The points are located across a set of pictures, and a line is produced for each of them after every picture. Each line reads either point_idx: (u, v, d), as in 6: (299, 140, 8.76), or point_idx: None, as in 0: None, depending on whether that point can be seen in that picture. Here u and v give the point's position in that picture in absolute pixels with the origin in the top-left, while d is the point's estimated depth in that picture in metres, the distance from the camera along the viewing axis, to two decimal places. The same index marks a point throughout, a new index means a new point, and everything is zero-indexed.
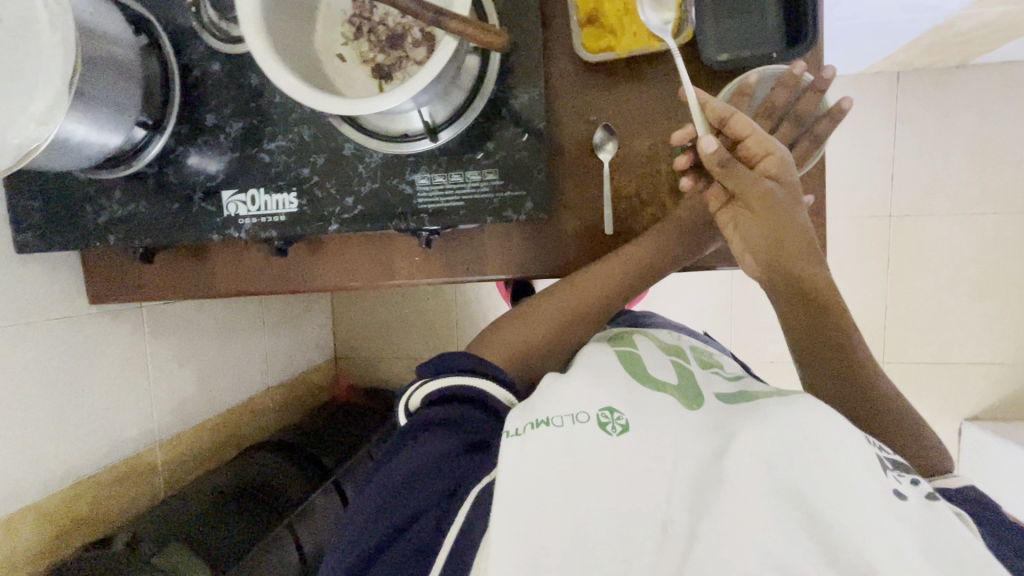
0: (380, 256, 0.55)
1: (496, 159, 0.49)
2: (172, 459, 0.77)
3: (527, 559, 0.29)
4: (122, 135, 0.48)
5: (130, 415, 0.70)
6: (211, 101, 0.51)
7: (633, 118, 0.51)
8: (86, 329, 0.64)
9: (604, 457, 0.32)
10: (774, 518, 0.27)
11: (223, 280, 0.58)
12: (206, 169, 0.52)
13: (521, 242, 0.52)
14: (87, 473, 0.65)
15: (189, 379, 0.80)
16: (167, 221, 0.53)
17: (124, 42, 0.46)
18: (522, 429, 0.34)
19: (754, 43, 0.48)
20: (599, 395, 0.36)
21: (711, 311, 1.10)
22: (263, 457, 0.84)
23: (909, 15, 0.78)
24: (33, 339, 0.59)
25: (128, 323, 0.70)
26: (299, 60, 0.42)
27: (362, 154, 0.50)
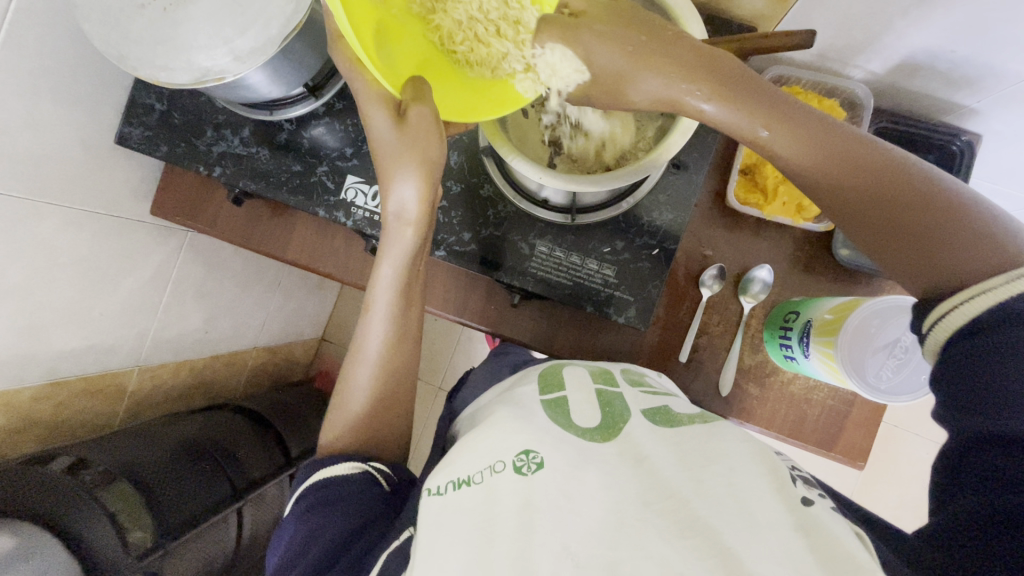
0: (412, 323, 0.61)
1: (616, 259, 0.64)
2: (152, 398, 0.96)
3: (489, 445, 0.45)
4: (279, 94, 0.62)
5: (198, 357, 1.05)
6: (307, 130, 0.69)
7: (411, 144, 0.49)
8: (195, 269, 0.96)
9: (522, 497, 0.40)
10: (657, 531, 0.36)
11: (330, 235, 0.75)
12: (324, 142, 0.69)
13: (510, 315, 0.71)
14: (166, 379, 0.98)
15: (222, 343, 1.12)
16: (307, 151, 0.69)
17: (286, 96, 0.63)
18: (444, 489, 0.44)
19: (568, 274, 0.65)
20: (517, 440, 0.44)
21: (903, 122, 0.67)
22: (238, 421, 0.99)
23: (1009, 90, 0.59)
24: (184, 268, 0.93)
25: (227, 275, 1.05)
26: (547, 377, 0.54)
27: (496, 467, 0.43)
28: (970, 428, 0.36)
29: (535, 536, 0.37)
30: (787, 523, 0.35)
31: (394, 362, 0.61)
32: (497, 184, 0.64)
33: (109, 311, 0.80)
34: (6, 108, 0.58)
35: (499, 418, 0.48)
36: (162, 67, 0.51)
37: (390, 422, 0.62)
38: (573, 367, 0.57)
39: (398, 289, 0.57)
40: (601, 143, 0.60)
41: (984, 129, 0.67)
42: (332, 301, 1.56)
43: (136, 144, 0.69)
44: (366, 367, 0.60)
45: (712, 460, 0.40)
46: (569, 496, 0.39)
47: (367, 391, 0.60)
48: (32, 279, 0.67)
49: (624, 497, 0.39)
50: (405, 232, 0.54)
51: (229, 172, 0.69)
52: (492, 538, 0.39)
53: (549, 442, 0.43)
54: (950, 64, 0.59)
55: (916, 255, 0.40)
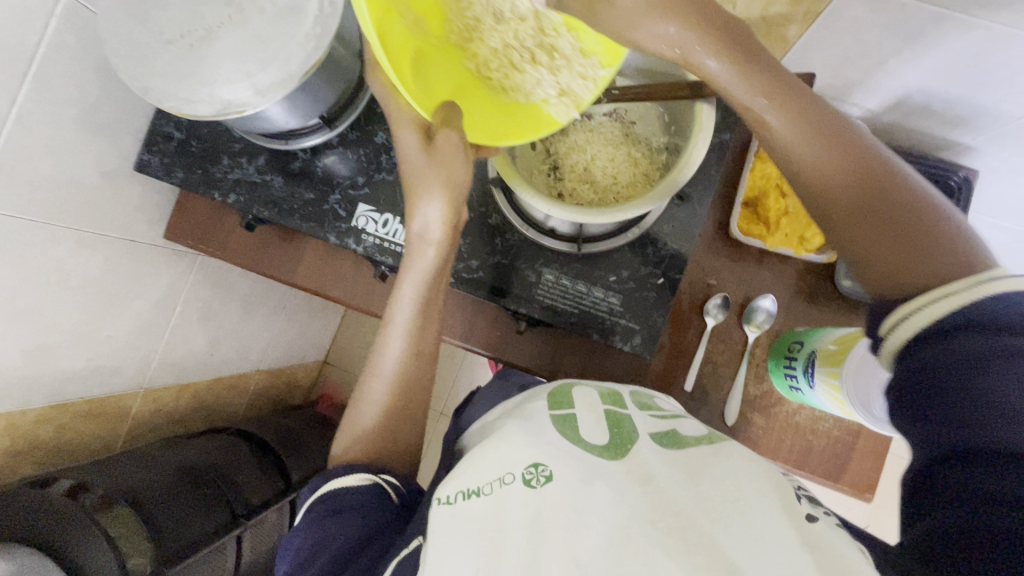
0: (431, 343, 0.62)
1: (622, 287, 0.65)
2: (154, 419, 0.96)
3: (496, 456, 0.45)
4: (296, 126, 0.65)
5: (202, 379, 1.05)
6: (321, 159, 0.71)
7: (439, 165, 0.51)
8: (204, 292, 0.97)
9: (531, 510, 0.40)
10: (661, 543, 0.36)
11: (339, 261, 0.77)
12: (337, 171, 0.71)
13: (515, 341, 0.71)
14: (169, 401, 0.98)
15: (226, 365, 1.12)
16: (319, 179, 0.70)
17: (303, 127, 0.65)
18: (454, 499, 0.44)
19: (575, 301, 0.65)
20: (527, 453, 0.44)
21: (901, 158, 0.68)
22: (238, 445, 0.98)
23: (1002, 128, 0.61)
24: (192, 291, 0.94)
25: (234, 298, 1.06)
26: (556, 392, 0.54)
27: (505, 479, 0.43)
28: (949, 439, 0.35)
29: (544, 546, 0.38)
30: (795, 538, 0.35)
31: (410, 379, 0.61)
32: (505, 214, 0.66)
33: (117, 333, 0.81)
34: (30, 135, 0.59)
35: (508, 430, 0.48)
36: (185, 99, 0.53)
37: (400, 439, 0.61)
38: (582, 386, 0.57)
39: (419, 307, 0.59)
40: (609, 175, 0.61)
41: (979, 165, 0.69)
42: (334, 324, 1.56)
43: (154, 171, 0.71)
44: (381, 382, 0.61)
45: (722, 478, 0.41)
46: (579, 509, 0.39)
47: (380, 406, 0.60)
48: (44, 301, 0.68)
49: (630, 511, 0.38)
50: (429, 251, 0.55)
51: (243, 199, 0.70)
52: (502, 547, 0.39)
53: (558, 457, 0.43)
54: (944, 103, 0.61)
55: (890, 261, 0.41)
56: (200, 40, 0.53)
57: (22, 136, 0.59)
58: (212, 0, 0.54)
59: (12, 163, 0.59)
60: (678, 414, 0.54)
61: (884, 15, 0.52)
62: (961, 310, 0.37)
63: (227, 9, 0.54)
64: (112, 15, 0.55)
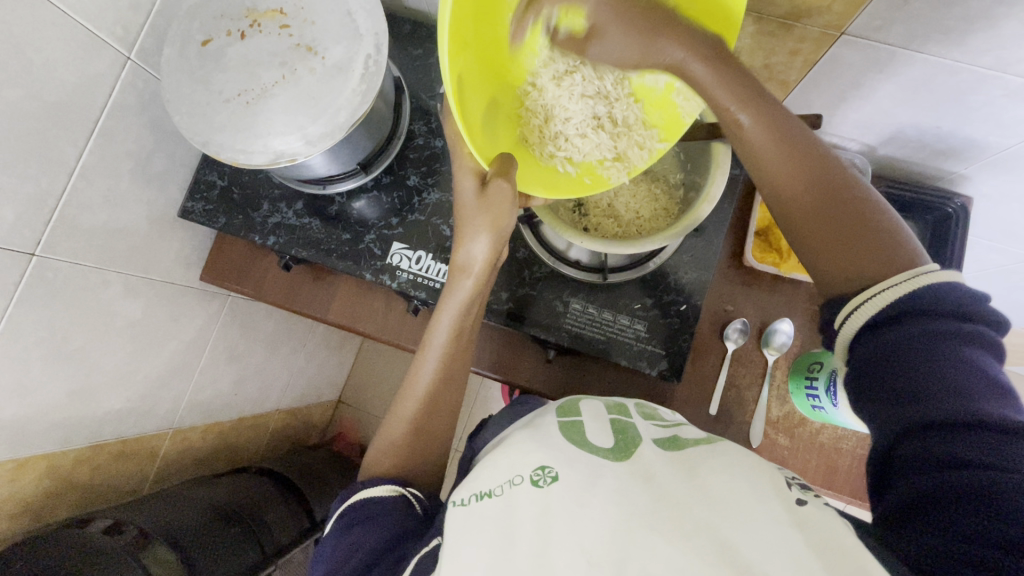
0: (461, 368, 0.65)
1: (645, 314, 0.68)
2: (181, 459, 0.97)
3: (503, 464, 0.48)
4: (334, 173, 0.69)
5: (227, 418, 1.06)
6: (357, 203, 0.75)
7: (490, 211, 0.55)
8: (232, 332, 1.00)
9: (540, 506, 0.42)
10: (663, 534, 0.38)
11: (371, 299, 0.80)
12: (370, 213, 0.75)
13: (542, 370, 0.74)
14: (196, 442, 0.99)
15: (250, 405, 1.13)
16: (355, 221, 0.75)
17: (342, 174, 0.70)
18: (469, 501, 0.47)
19: (601, 329, 0.68)
20: (535, 456, 0.47)
21: (901, 188, 0.73)
22: (261, 482, 0.99)
23: (991, 158, 0.66)
24: (222, 331, 0.97)
25: (259, 337, 1.09)
26: (563, 408, 0.56)
27: (513, 480, 0.46)
28: (900, 418, 0.38)
29: (552, 536, 0.40)
30: (783, 519, 0.37)
31: (440, 400, 0.63)
32: (531, 245, 0.70)
33: (153, 373, 0.83)
34: (91, 187, 0.64)
35: (515, 441, 0.51)
36: (241, 150, 0.58)
37: (428, 455, 0.63)
38: (589, 401, 0.59)
39: (455, 332, 0.62)
40: (631, 210, 0.66)
41: (975, 191, 0.73)
42: (349, 362, 1.58)
43: (198, 217, 0.76)
44: (413, 402, 0.63)
45: (714, 471, 0.43)
46: (583, 504, 0.41)
47: (409, 423, 0.62)
48: (91, 342, 0.71)
49: (640, 505, 0.40)
50: (469, 281, 0.59)
51: (283, 241, 0.75)
52: (512, 540, 0.41)
53: (564, 460, 0.46)
54: (935, 137, 0.66)
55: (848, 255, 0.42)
56: (256, 98, 0.59)
57: (84, 188, 0.63)
58: (267, 63, 0.59)
59: (73, 212, 0.63)
60: (680, 423, 0.56)
61: (875, 61, 0.57)
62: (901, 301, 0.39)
63: (281, 70, 0.59)
64: (174, 78, 0.60)
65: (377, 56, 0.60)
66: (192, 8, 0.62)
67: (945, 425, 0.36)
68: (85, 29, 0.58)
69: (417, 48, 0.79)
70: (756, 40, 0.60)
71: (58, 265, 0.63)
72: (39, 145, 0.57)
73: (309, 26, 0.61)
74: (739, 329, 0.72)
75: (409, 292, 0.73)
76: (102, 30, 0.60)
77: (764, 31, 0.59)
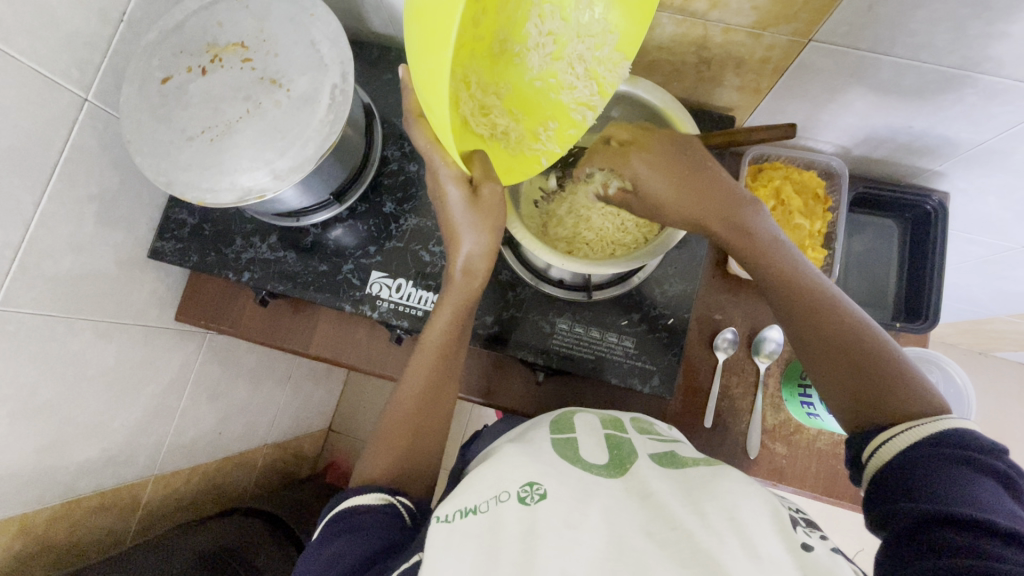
0: (457, 370, 0.65)
1: (634, 331, 0.67)
2: (165, 506, 0.93)
3: (492, 478, 0.46)
4: (307, 204, 0.68)
5: (212, 458, 1.03)
6: (333, 232, 0.74)
7: (489, 212, 0.56)
8: (213, 370, 0.97)
9: (526, 525, 0.40)
10: (660, 562, 0.35)
11: (352, 329, 0.78)
12: (347, 242, 0.73)
13: (532, 392, 0.72)
14: (180, 486, 0.95)
15: (236, 443, 1.10)
16: (332, 252, 0.73)
17: (314, 206, 0.68)
18: (452, 516, 0.44)
19: (590, 348, 0.67)
20: (523, 472, 0.45)
21: (878, 187, 0.73)
22: (251, 523, 0.96)
23: (965, 154, 0.66)
24: (202, 370, 0.94)
25: (241, 372, 1.06)
26: (557, 421, 0.55)
27: (500, 497, 0.43)
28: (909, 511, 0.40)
29: (537, 556, 0.37)
30: (787, 561, 0.35)
31: (437, 403, 0.62)
32: (514, 268, 0.69)
33: (130, 420, 0.80)
34: (52, 234, 0.61)
35: (506, 454, 0.49)
36: (207, 189, 0.56)
37: (421, 463, 0.60)
38: (584, 414, 0.57)
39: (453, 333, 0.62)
40: (612, 223, 0.65)
41: (951, 187, 0.74)
42: (338, 389, 1.55)
43: (169, 256, 0.73)
44: (407, 405, 0.61)
45: (709, 495, 0.41)
46: (573, 526, 0.39)
47: (404, 427, 0.60)
48: (62, 395, 0.67)
49: (635, 534, 0.38)
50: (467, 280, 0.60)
51: (258, 276, 0.72)
52: (494, 561, 0.38)
53: (556, 477, 0.44)
54: (909, 136, 0.66)
55: (872, 387, 0.48)
56: (221, 134, 0.57)
57: (45, 236, 0.61)
58: (231, 97, 0.58)
59: (35, 262, 0.60)
60: (676, 438, 0.55)
61: (845, 66, 0.57)
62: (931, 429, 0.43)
63: (245, 104, 0.58)
64: (135, 118, 0.58)
65: (343, 85, 0.59)
66: (150, 45, 0.60)
67: (947, 520, 0.38)
68: (38, 72, 0.56)
69: (387, 72, 0.78)
70: (725, 50, 0.60)
71: (21, 317, 0.60)
72: None
73: (272, 58, 0.59)
74: (730, 338, 0.71)
75: (390, 321, 0.71)
76: (57, 72, 0.58)
77: (732, 41, 0.59)
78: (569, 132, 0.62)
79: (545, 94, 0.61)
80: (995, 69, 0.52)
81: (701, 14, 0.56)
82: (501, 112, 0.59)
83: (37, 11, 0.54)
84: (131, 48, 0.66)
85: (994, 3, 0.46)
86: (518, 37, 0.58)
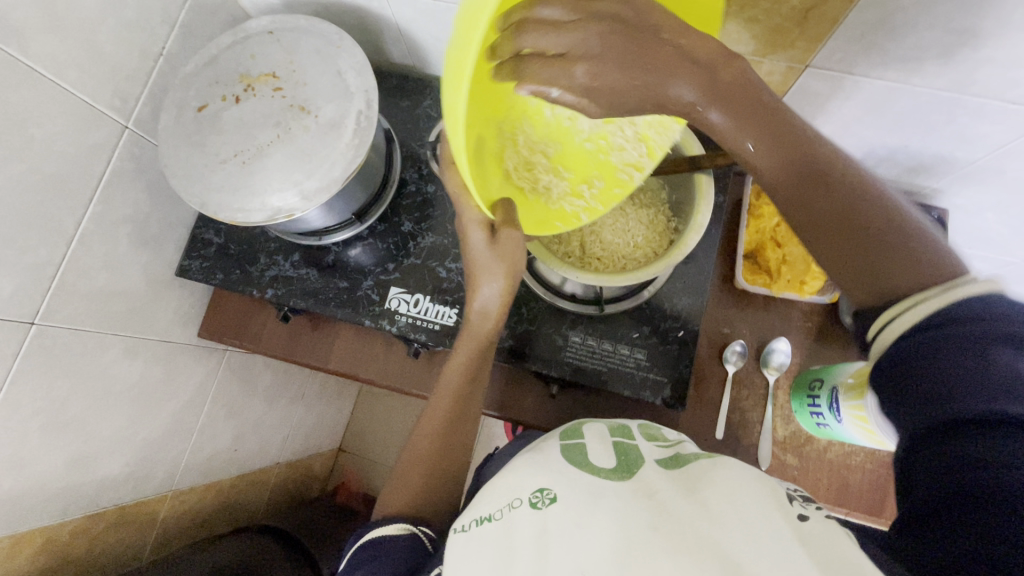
0: (473, 406, 0.66)
1: (645, 343, 0.69)
2: (181, 522, 0.94)
3: (504, 488, 0.48)
4: (330, 223, 0.71)
5: (227, 475, 1.04)
6: (352, 250, 0.77)
7: (506, 253, 0.57)
8: (231, 386, 0.99)
9: (539, 527, 0.42)
10: (660, 543, 0.37)
11: (370, 344, 0.80)
12: (367, 259, 0.76)
13: (545, 405, 0.74)
14: (197, 502, 0.97)
15: (250, 460, 1.11)
16: (351, 269, 0.76)
17: (335, 224, 0.72)
18: (469, 526, 0.47)
19: (604, 359, 0.69)
20: (531, 479, 0.47)
21: None
22: (264, 542, 0.96)
23: (960, 172, 0.69)
24: (221, 386, 0.96)
25: (257, 390, 1.08)
26: (566, 429, 0.57)
27: (511, 502, 0.46)
28: (921, 416, 0.35)
29: (551, 555, 0.39)
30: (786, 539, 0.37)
31: (454, 439, 0.63)
32: (527, 282, 0.71)
33: (152, 434, 0.82)
34: (89, 253, 0.65)
35: (516, 464, 0.51)
36: (239, 209, 0.59)
37: (443, 492, 0.61)
38: (594, 423, 0.59)
39: (469, 372, 0.63)
40: (623, 241, 0.68)
41: (949, 203, 0.76)
42: (348, 409, 1.56)
43: (195, 274, 0.76)
44: (426, 441, 0.63)
45: (712, 483, 0.42)
46: (581, 523, 0.41)
47: (422, 463, 0.61)
48: (90, 409, 0.70)
49: (638, 521, 0.39)
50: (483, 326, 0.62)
51: (281, 293, 0.75)
52: (511, 563, 0.40)
53: (563, 481, 0.45)
54: (906, 154, 0.69)
55: (867, 267, 0.38)
56: (252, 158, 0.60)
57: (83, 254, 0.64)
58: (262, 124, 0.62)
59: (73, 279, 0.63)
60: (683, 442, 0.56)
61: (841, 89, 0.61)
62: (950, 329, 0.34)
63: (276, 130, 0.61)
64: (172, 143, 0.62)
65: (367, 111, 0.62)
66: (187, 76, 0.64)
67: (970, 422, 0.33)
68: (84, 102, 0.60)
69: (405, 99, 0.82)
70: None
71: (57, 332, 0.63)
72: (39, 216, 0.58)
73: (300, 87, 0.63)
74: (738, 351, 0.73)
75: (407, 336, 0.73)
76: (101, 102, 0.62)
77: None
78: (614, 190, 0.63)
79: (594, 154, 0.64)
80: (983, 92, 0.55)
81: None
82: (547, 169, 0.63)
83: (85, 47, 0.58)
84: (167, 78, 0.70)
85: (978, 31, 0.49)
86: (572, 105, 0.63)
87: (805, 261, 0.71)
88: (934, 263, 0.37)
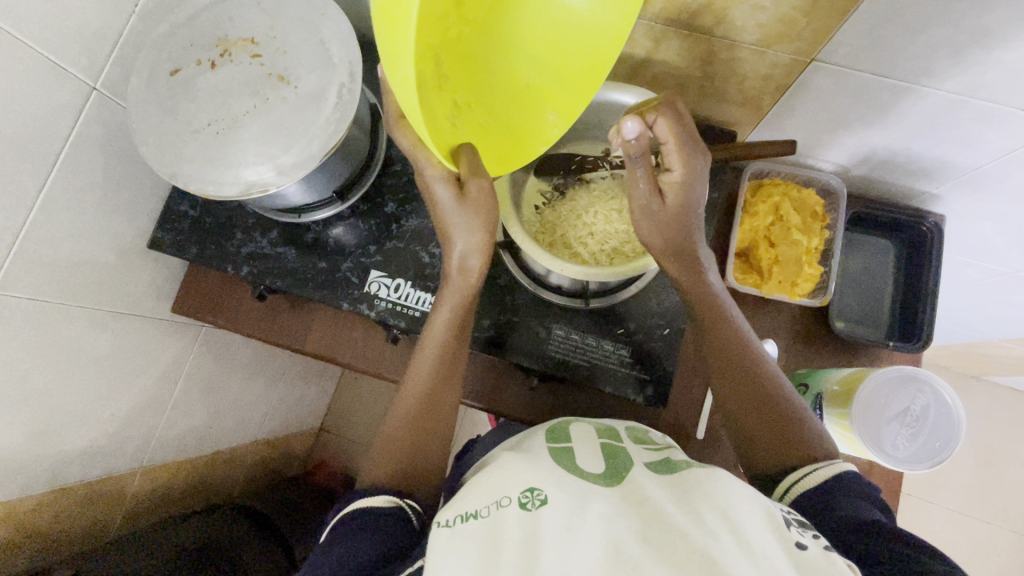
0: (457, 364, 0.64)
1: (629, 339, 0.67)
2: (153, 498, 0.93)
3: (491, 483, 0.46)
4: (311, 200, 0.68)
5: (201, 451, 1.02)
6: (333, 229, 0.74)
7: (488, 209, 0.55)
8: (207, 364, 0.97)
9: (527, 531, 0.40)
10: (661, 562, 0.36)
11: (347, 327, 0.78)
12: (348, 240, 0.74)
13: (525, 397, 0.72)
14: (170, 478, 0.95)
15: (227, 438, 1.10)
16: (332, 249, 0.73)
17: (316, 201, 0.69)
18: (453, 522, 0.43)
19: (587, 354, 0.67)
20: (523, 478, 0.44)
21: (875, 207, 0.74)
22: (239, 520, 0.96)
23: (960, 178, 0.67)
24: (197, 363, 0.94)
25: (235, 368, 1.06)
26: (552, 429, 0.55)
27: (501, 501, 0.43)
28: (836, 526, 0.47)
29: (540, 562, 0.38)
30: (785, 563, 0.37)
31: (441, 401, 0.62)
32: (512, 271, 0.69)
33: (122, 410, 0.79)
34: (53, 221, 0.62)
35: (503, 460, 0.48)
36: (211, 182, 0.56)
37: (425, 459, 0.60)
38: (580, 422, 0.57)
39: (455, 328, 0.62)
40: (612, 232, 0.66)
41: (946, 210, 0.75)
42: (330, 389, 1.54)
43: (167, 247, 0.74)
44: (409, 400, 0.61)
45: (705, 497, 0.41)
46: (573, 530, 0.39)
47: (402, 424, 0.60)
48: (54, 382, 0.67)
49: (631, 536, 0.38)
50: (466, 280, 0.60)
51: (257, 271, 0.73)
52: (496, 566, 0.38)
53: (555, 481, 0.44)
54: (906, 158, 0.67)
55: (765, 435, 0.57)
56: (227, 128, 0.57)
57: (46, 222, 0.61)
58: (238, 92, 0.58)
59: (35, 246, 0.60)
60: (670, 446, 0.55)
61: (846, 87, 0.58)
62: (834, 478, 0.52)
63: (253, 99, 0.58)
64: (143, 108, 0.58)
65: (351, 84, 0.59)
66: (161, 37, 0.60)
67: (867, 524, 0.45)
68: (48, 59, 0.56)
69: None
70: (729, 66, 0.61)
71: (16, 302, 0.60)
72: None
73: (280, 55, 0.60)
74: None
75: (386, 320, 0.71)
76: (66, 60, 0.58)
77: (736, 57, 0.59)
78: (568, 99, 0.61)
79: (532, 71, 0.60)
80: (991, 96, 0.53)
81: (706, 29, 0.57)
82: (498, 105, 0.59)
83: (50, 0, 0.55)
84: (141, 39, 0.66)
85: (992, 31, 0.47)
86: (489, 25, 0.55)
87: (796, 262, 0.69)
88: (810, 435, 0.56)
